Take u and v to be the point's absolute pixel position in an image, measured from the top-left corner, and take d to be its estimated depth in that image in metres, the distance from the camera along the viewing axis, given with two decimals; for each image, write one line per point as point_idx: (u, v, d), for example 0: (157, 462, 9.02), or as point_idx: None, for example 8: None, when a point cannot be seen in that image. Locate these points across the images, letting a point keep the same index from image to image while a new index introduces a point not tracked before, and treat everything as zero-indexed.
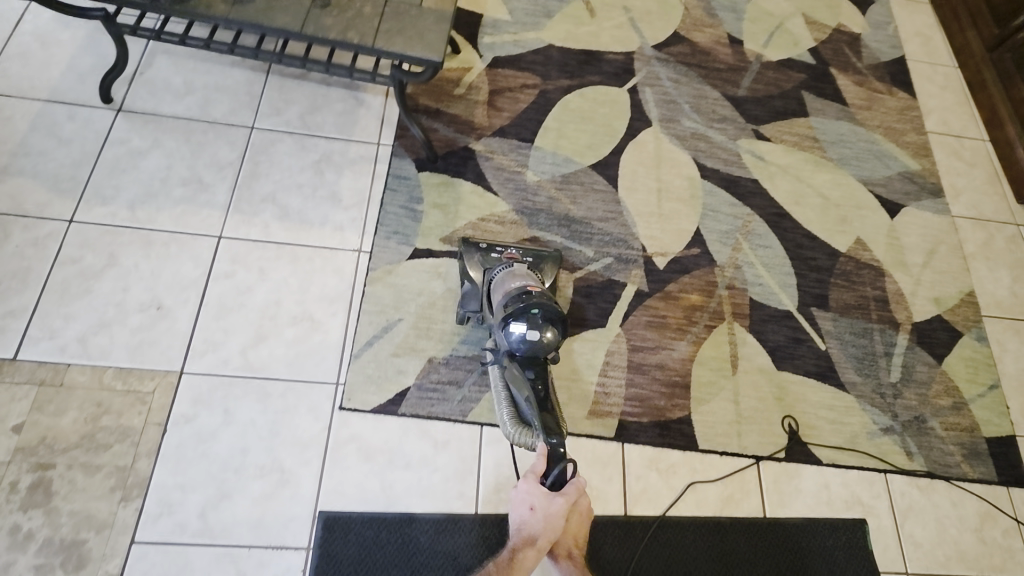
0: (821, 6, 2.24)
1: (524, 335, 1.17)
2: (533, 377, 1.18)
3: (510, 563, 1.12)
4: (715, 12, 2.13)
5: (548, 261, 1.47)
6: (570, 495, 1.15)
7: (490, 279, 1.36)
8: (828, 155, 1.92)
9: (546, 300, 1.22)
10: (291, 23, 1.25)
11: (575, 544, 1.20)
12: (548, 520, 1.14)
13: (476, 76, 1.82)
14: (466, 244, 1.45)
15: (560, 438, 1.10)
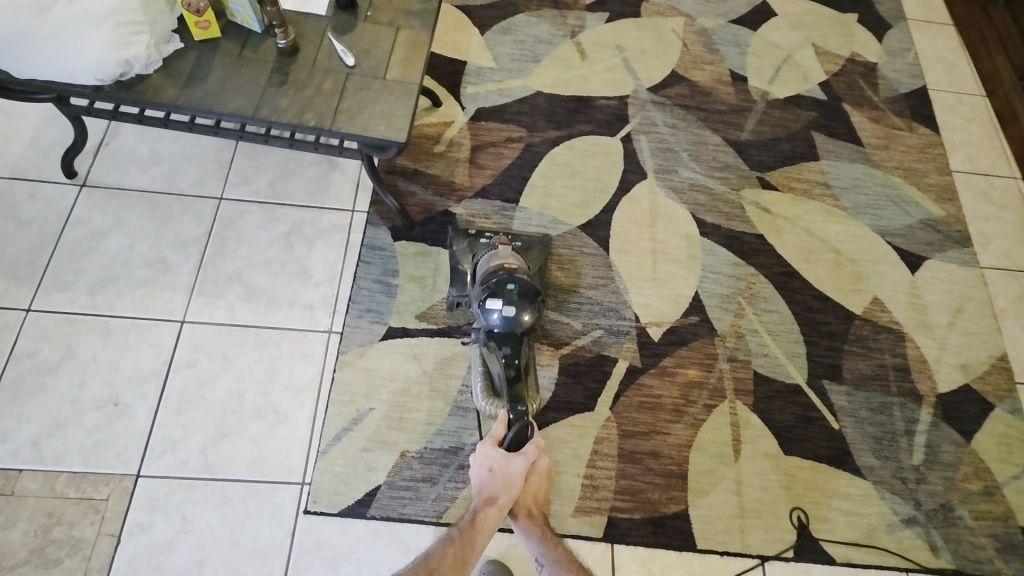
0: (832, 35, 2.09)
1: (500, 312, 1.24)
2: (507, 354, 1.26)
3: (472, 524, 1.15)
4: (716, 48, 2.00)
5: (535, 246, 1.54)
6: (527, 456, 1.20)
7: (476, 261, 1.40)
8: (841, 203, 1.77)
9: (522, 277, 1.27)
10: (244, 105, 1.17)
11: (534, 504, 1.21)
12: (506, 480, 1.19)
13: (457, 131, 1.72)
14: (455, 232, 1.52)
15: (525, 405, 1.22)
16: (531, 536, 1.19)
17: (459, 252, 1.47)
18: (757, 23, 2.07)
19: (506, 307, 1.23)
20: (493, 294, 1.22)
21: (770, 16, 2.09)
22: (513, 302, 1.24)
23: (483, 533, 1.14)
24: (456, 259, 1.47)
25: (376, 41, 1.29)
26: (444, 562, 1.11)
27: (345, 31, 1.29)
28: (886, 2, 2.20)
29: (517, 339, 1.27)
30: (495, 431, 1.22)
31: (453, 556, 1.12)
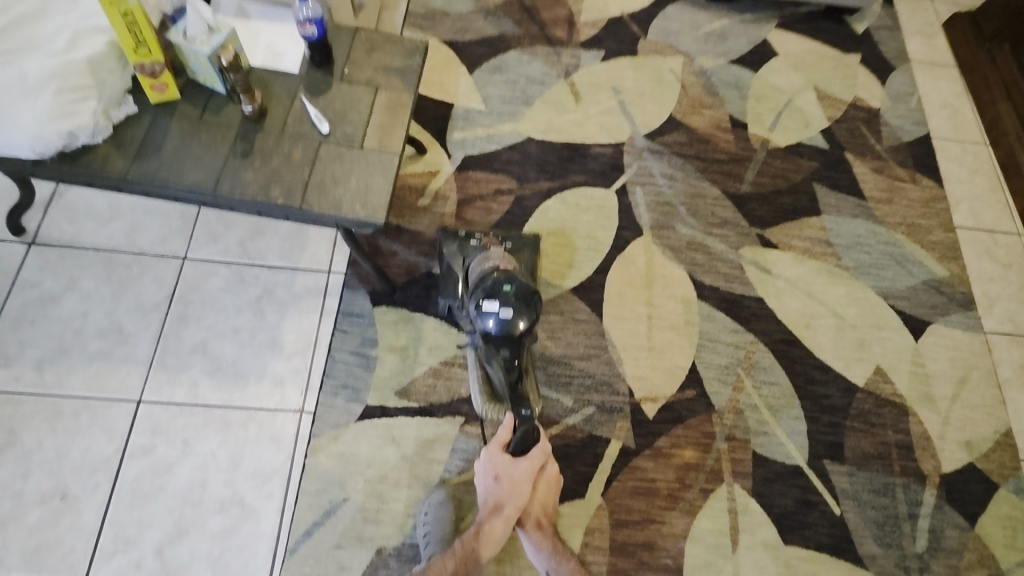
0: (836, 77, 2.01)
1: (498, 314, 1.15)
2: (508, 357, 1.19)
3: (478, 535, 1.16)
4: (715, 90, 1.90)
5: (526, 248, 1.47)
6: (534, 459, 1.23)
7: (468, 268, 1.34)
8: (843, 263, 1.70)
9: (517, 278, 1.20)
10: (203, 180, 1.05)
11: (543, 513, 1.23)
12: (512, 487, 1.21)
13: (443, 183, 1.61)
14: (445, 233, 1.44)
15: (530, 408, 1.22)
16: (541, 547, 1.20)
17: (450, 255, 1.39)
18: (758, 64, 1.98)
19: (505, 309, 1.15)
20: (490, 295, 1.14)
21: (771, 57, 2.00)
22: (511, 304, 1.16)
23: (489, 542, 1.16)
24: (447, 262, 1.40)
25: (352, 104, 1.17)
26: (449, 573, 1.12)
27: (318, 92, 1.18)
28: (889, 42, 2.13)
29: (516, 344, 1.18)
30: (500, 435, 1.22)
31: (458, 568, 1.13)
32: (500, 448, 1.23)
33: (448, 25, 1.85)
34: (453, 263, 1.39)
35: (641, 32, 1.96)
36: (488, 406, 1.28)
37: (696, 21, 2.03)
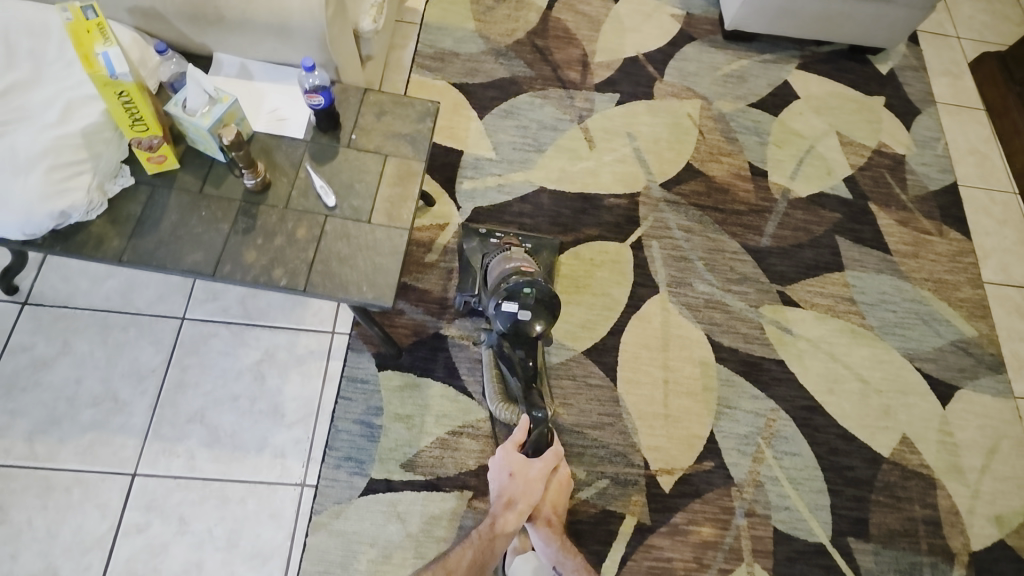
0: (858, 122, 1.95)
1: (515, 316, 1.15)
2: (524, 357, 1.21)
3: (491, 529, 1.17)
4: (734, 136, 1.85)
5: (546, 249, 1.48)
6: (549, 461, 1.23)
7: (488, 265, 1.32)
8: (867, 322, 1.63)
9: (539, 280, 1.17)
10: (203, 261, 1.01)
11: (554, 512, 1.24)
12: (527, 485, 1.21)
13: (452, 236, 1.56)
14: (466, 229, 1.45)
15: (544, 411, 1.19)
16: (550, 544, 1.20)
17: (470, 252, 1.41)
18: (778, 107, 1.92)
19: (523, 311, 1.15)
20: (509, 296, 1.13)
21: (792, 100, 1.94)
22: (529, 307, 1.15)
23: (502, 537, 1.16)
24: (466, 258, 1.42)
25: (360, 174, 1.12)
26: (462, 563, 1.12)
27: (324, 160, 1.12)
28: (913, 83, 2.07)
29: (531, 343, 1.21)
30: (516, 434, 1.22)
31: (471, 559, 1.13)
32: (516, 447, 1.22)
33: (459, 66, 1.80)
34: (473, 260, 1.40)
35: (658, 73, 1.91)
36: (502, 407, 1.28)
37: (714, 61, 1.97)
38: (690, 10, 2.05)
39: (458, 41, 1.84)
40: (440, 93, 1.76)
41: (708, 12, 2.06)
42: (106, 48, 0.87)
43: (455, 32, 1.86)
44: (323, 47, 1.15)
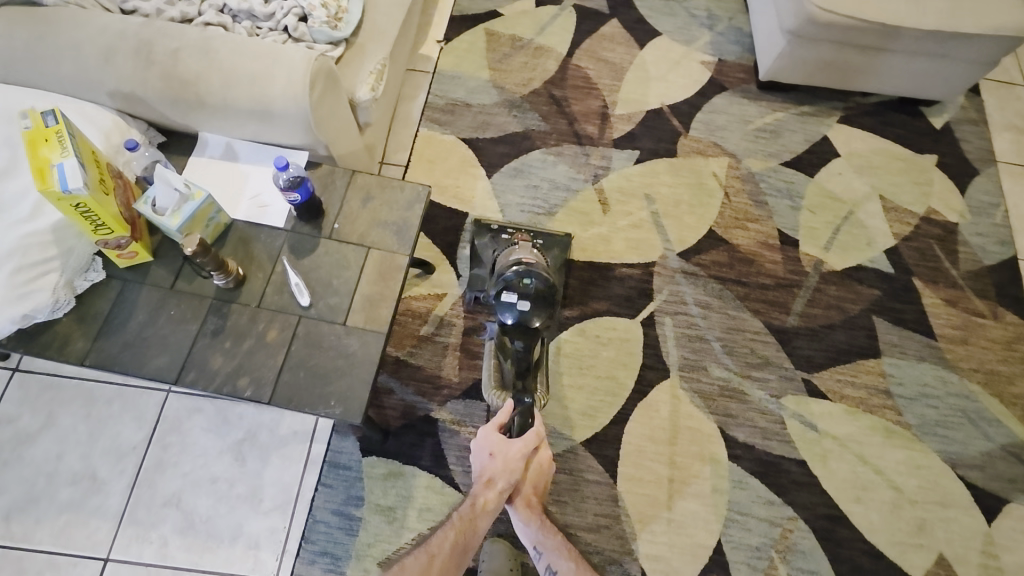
0: (905, 184, 1.77)
1: (515, 306, 1.12)
2: (522, 348, 1.15)
3: (470, 511, 1.10)
4: (763, 198, 1.70)
5: (556, 246, 1.47)
6: (529, 442, 1.14)
7: (496, 258, 1.34)
8: (904, 418, 1.47)
9: (538, 272, 1.17)
10: (166, 367, 0.95)
11: (534, 493, 1.16)
12: (506, 464, 1.13)
13: (449, 307, 1.48)
14: (478, 226, 1.47)
15: (531, 396, 1.17)
16: (530, 525, 1.12)
17: (481, 246, 1.43)
18: (815, 167, 1.76)
19: (521, 301, 1.12)
20: (507, 287, 1.12)
21: (831, 159, 1.78)
22: (527, 298, 1.14)
23: (483, 517, 1.09)
24: (478, 253, 1.44)
25: (340, 268, 1.05)
26: (444, 546, 1.06)
27: (303, 253, 1.06)
28: (972, 139, 1.87)
29: (532, 335, 1.14)
30: (498, 416, 1.15)
31: (452, 542, 1.07)
32: (495, 427, 1.15)
33: (469, 119, 1.73)
34: (485, 256, 1.43)
35: (683, 126, 1.78)
36: (494, 392, 1.23)
37: (746, 114, 1.83)
38: (723, 57, 1.91)
39: (470, 91, 1.77)
40: (449, 148, 1.68)
41: (743, 58, 1.92)
42: (62, 160, 0.83)
43: (468, 81, 1.79)
44: (304, 127, 1.07)
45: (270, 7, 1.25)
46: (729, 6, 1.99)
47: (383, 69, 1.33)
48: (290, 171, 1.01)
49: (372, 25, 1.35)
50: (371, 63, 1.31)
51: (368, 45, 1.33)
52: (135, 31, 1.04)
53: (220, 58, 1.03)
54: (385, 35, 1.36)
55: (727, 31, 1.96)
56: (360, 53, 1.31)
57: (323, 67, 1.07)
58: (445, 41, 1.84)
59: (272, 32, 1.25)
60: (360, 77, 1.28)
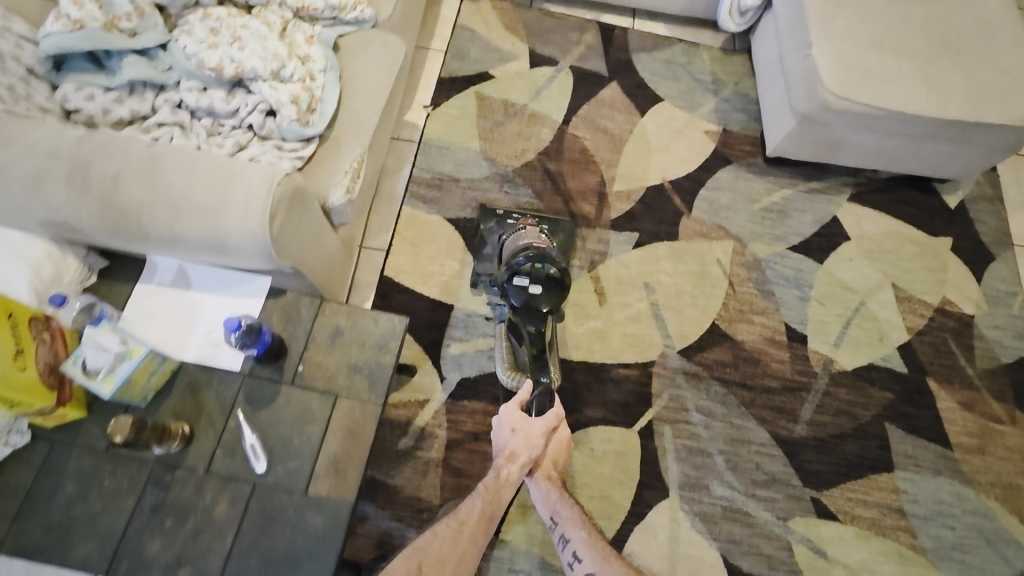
0: (918, 270, 1.66)
1: (526, 289, 1.18)
2: (534, 330, 1.24)
3: (495, 481, 1.16)
4: (769, 287, 1.60)
5: (561, 232, 1.50)
6: (549, 421, 1.21)
7: (503, 244, 1.36)
8: (919, 541, 1.37)
9: (550, 256, 1.18)
10: (95, 558, 0.83)
11: (554, 468, 1.24)
12: (528, 440, 1.20)
13: (432, 416, 1.35)
14: (484, 212, 1.50)
15: (549, 376, 1.24)
16: (549, 496, 1.20)
17: (487, 232, 1.45)
18: (824, 252, 1.65)
19: (533, 286, 1.18)
20: (519, 273, 1.15)
21: (841, 242, 1.67)
22: (539, 281, 1.18)
23: (507, 489, 1.16)
24: (484, 239, 1.46)
25: (303, 422, 0.93)
26: (472, 514, 1.13)
27: (261, 403, 0.93)
28: (987, 219, 1.76)
29: (542, 318, 1.23)
30: (520, 394, 1.23)
31: (480, 511, 1.14)
32: (517, 405, 1.22)
33: (458, 197, 1.60)
34: (492, 240, 1.45)
35: (685, 205, 1.67)
36: (508, 373, 1.31)
37: (752, 191, 1.71)
38: (728, 126, 1.80)
39: (459, 164, 1.64)
40: (435, 229, 1.56)
41: (749, 128, 1.81)
42: None
43: (458, 151, 1.66)
44: (264, 258, 0.95)
45: (233, 102, 1.12)
46: (735, 70, 1.89)
47: (361, 164, 1.21)
48: (246, 322, 0.91)
49: (350, 115, 1.24)
50: (346, 160, 1.19)
51: (343, 137, 1.22)
52: (70, 148, 0.90)
53: (169, 184, 0.90)
54: (365, 127, 1.24)
55: (732, 97, 1.84)
56: (336, 148, 1.20)
57: (286, 191, 0.94)
58: (433, 106, 1.72)
59: (235, 131, 1.12)
60: (333, 178, 1.16)
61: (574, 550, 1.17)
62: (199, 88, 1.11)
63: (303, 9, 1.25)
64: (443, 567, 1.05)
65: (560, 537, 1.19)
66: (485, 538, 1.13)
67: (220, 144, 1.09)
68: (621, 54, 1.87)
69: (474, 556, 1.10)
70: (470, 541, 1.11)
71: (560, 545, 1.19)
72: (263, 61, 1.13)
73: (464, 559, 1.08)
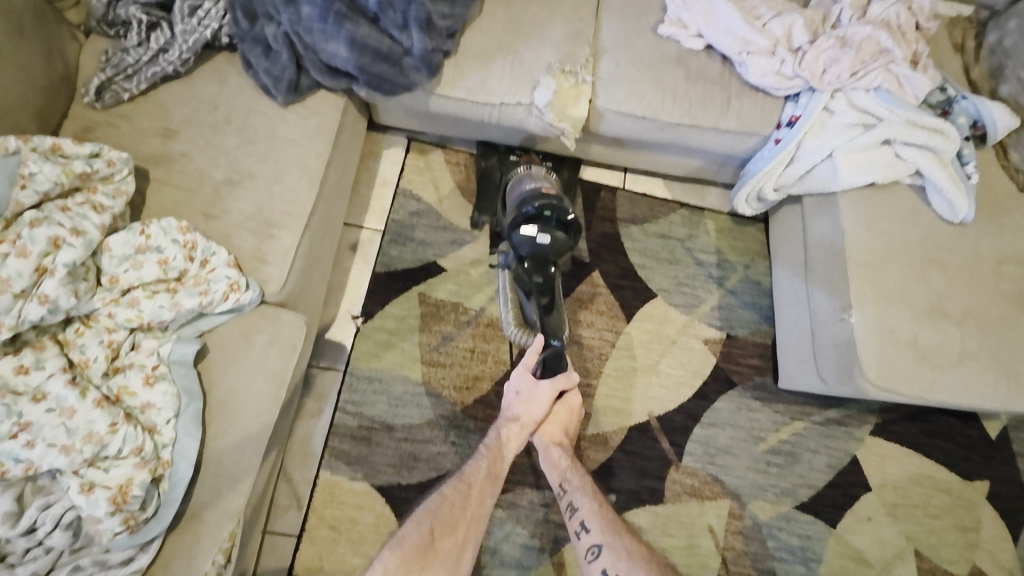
0: (948, 529, 1.40)
1: (534, 238, 1.13)
2: (542, 281, 1.17)
3: (498, 442, 1.17)
4: (769, 564, 1.33)
5: (566, 168, 1.42)
6: (558, 384, 1.19)
7: (507, 185, 1.32)
8: None
9: (561, 203, 1.15)
10: None
11: (565, 433, 1.23)
12: (532, 404, 1.19)
13: None
14: (485, 147, 1.42)
15: (561, 338, 1.18)
16: (556, 458, 1.21)
17: (489, 168, 1.40)
18: (839, 509, 1.38)
19: (541, 233, 1.13)
20: (529, 221, 1.12)
21: (860, 494, 1.39)
22: (548, 228, 1.13)
23: (508, 450, 1.17)
24: (488, 176, 1.40)
25: None
26: (478, 474, 1.13)
27: None
28: None
29: (550, 266, 1.17)
30: (527, 356, 1.19)
31: (485, 471, 1.14)
32: (525, 367, 1.20)
33: (390, 452, 1.27)
34: (495, 176, 1.40)
35: (675, 449, 1.37)
36: (516, 329, 1.26)
37: (756, 426, 1.40)
38: (732, 330, 1.46)
39: (394, 404, 1.30)
40: (360, 502, 1.24)
41: (758, 332, 1.47)
42: None
43: (392, 384, 1.31)
44: None
45: (26, 513, 0.77)
46: (746, 246, 1.52)
47: (231, 546, 0.87)
48: None
49: (217, 469, 0.88)
50: (207, 552, 0.85)
51: (204, 512, 0.86)
52: None
53: None
54: (241, 481, 0.89)
55: (741, 287, 1.49)
56: (193, 535, 0.85)
57: None
58: (364, 316, 1.35)
59: (31, 550, 0.78)
60: None
61: (582, 520, 1.15)
62: None
63: (143, 324, 0.87)
64: (454, 530, 1.06)
65: (568, 506, 1.17)
66: (491, 499, 1.13)
67: None
68: (606, 226, 1.49)
69: (482, 516, 1.10)
70: (477, 501, 1.11)
71: (568, 514, 1.17)
72: (66, 452, 0.78)
73: (473, 522, 1.08)
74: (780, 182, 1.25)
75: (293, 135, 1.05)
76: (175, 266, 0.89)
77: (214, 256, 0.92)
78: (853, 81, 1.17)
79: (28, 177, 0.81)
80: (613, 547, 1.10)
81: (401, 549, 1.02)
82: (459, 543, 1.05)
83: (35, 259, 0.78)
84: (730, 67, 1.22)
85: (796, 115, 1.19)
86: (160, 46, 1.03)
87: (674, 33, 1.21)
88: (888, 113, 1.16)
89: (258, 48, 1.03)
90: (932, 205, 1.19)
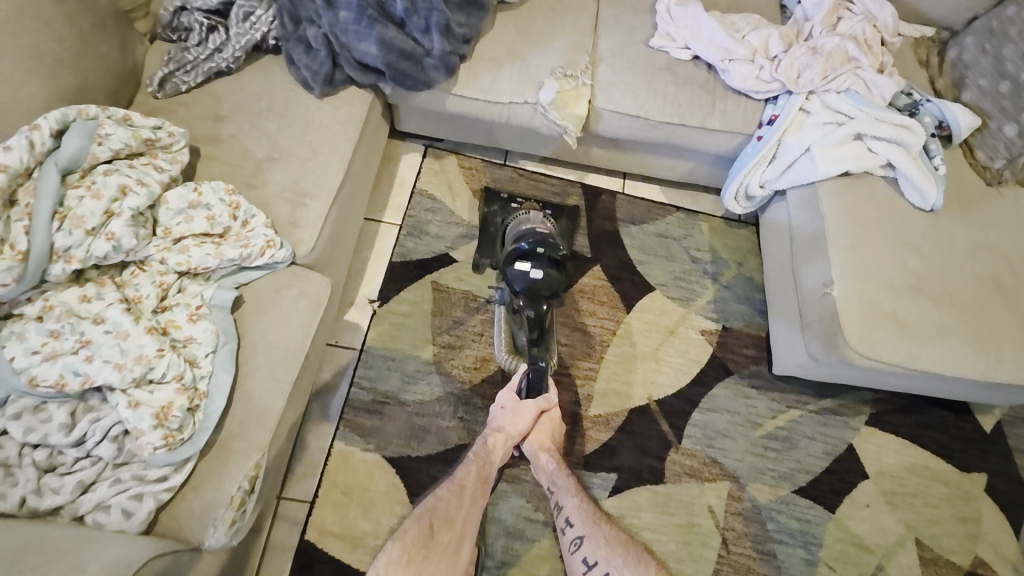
0: (948, 519, 1.41)
1: (527, 274, 1.25)
2: (533, 314, 1.28)
3: (485, 448, 1.21)
4: (769, 546, 1.35)
5: (564, 215, 1.51)
6: (539, 403, 1.26)
7: (506, 229, 1.42)
8: None
9: (552, 241, 1.29)
10: None
11: (551, 443, 1.27)
12: (517, 417, 1.24)
13: None
14: (489, 195, 1.52)
15: (546, 362, 1.28)
16: (544, 462, 1.24)
17: (491, 215, 1.48)
18: (836, 495, 1.41)
19: (535, 269, 1.25)
20: (523, 257, 1.24)
21: (857, 480, 1.42)
22: (542, 265, 1.26)
23: (495, 457, 1.20)
24: (490, 224, 1.48)
25: None
26: (469, 476, 1.17)
27: None
28: None
29: (543, 302, 1.28)
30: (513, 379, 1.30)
31: (475, 475, 1.18)
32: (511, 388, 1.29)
33: (402, 424, 1.34)
34: (497, 220, 1.48)
35: (673, 432, 1.42)
36: (506, 355, 1.37)
37: (753, 412, 1.46)
38: (727, 322, 1.54)
39: (407, 380, 1.38)
40: (371, 471, 1.30)
41: (752, 325, 1.55)
42: None
43: (405, 362, 1.40)
44: None
45: (78, 425, 0.87)
46: (738, 246, 1.63)
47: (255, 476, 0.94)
48: None
49: (247, 405, 0.96)
50: (233, 479, 0.92)
51: (233, 442, 0.94)
52: None
53: None
54: (266, 419, 0.97)
55: (734, 283, 1.58)
56: (221, 462, 0.92)
57: None
58: (380, 300, 1.45)
59: (80, 460, 0.87)
60: (212, 513, 0.89)
61: (567, 515, 1.20)
62: (33, 405, 0.86)
63: (190, 269, 0.98)
64: (451, 526, 1.10)
65: (555, 504, 1.22)
66: (482, 499, 1.17)
67: (55, 487, 0.84)
68: (606, 225, 1.60)
69: (474, 514, 1.15)
70: (471, 501, 1.16)
71: (555, 511, 1.22)
72: (119, 369, 0.87)
73: (469, 518, 1.14)
74: (764, 177, 1.37)
75: (326, 122, 1.19)
76: (220, 222, 1.01)
77: (255, 218, 1.04)
78: (825, 84, 1.31)
79: (104, 137, 0.94)
80: (593, 536, 1.16)
81: (403, 541, 1.06)
82: (457, 536, 1.10)
83: (106, 202, 0.91)
84: (714, 75, 1.37)
85: (776, 114, 1.33)
86: (216, 46, 1.19)
87: (663, 45, 1.37)
88: (857, 111, 1.29)
89: (300, 47, 1.20)
90: (905, 195, 1.29)
